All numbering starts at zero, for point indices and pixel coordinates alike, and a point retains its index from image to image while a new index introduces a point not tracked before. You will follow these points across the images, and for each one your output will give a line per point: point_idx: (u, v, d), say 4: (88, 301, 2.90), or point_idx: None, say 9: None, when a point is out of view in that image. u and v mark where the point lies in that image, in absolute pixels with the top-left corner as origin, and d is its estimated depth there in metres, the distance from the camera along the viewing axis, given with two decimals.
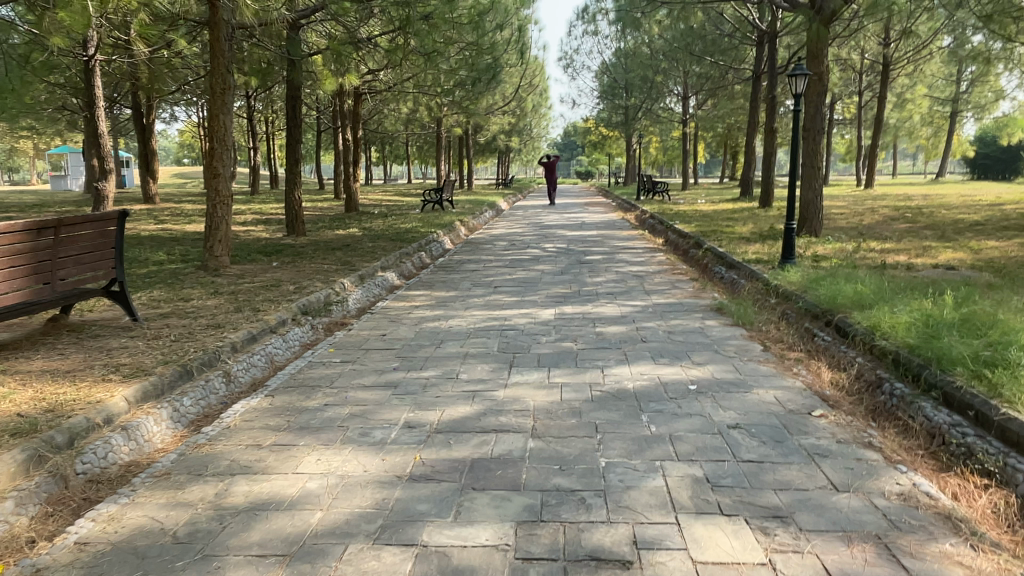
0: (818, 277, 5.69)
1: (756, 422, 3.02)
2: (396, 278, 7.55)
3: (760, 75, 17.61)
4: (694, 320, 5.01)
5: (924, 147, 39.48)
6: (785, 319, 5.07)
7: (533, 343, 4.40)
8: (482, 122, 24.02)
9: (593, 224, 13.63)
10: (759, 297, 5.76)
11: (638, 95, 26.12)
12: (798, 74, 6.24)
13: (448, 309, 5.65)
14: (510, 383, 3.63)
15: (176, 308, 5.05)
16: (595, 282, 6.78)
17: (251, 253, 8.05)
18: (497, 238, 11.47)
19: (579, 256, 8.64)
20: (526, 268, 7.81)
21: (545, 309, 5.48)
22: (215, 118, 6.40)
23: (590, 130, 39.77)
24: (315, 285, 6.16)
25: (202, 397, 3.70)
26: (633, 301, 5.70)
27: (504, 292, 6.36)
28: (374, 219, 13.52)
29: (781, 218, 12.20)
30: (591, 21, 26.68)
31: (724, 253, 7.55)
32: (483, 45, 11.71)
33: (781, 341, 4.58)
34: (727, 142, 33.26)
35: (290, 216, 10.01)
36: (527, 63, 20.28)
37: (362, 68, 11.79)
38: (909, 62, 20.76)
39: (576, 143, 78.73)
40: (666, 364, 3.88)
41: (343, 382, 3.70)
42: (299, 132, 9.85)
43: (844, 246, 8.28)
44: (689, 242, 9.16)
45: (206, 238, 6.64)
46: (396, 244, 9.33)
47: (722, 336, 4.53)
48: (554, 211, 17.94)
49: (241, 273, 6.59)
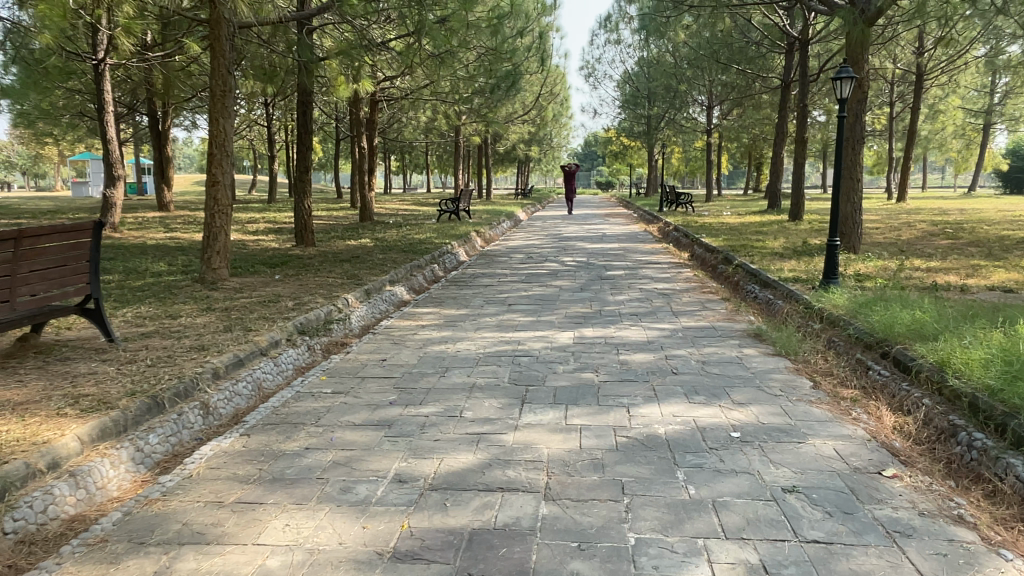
0: (867, 300, 5.14)
1: (816, 486, 2.49)
2: (405, 293, 7.13)
3: (787, 84, 17.09)
4: (730, 348, 4.49)
5: (954, 161, 38.51)
6: (833, 349, 4.52)
7: (549, 374, 3.91)
8: (502, 132, 23.69)
9: (615, 237, 13.16)
10: (799, 322, 5.23)
11: (661, 105, 25.65)
12: (843, 78, 5.74)
13: (458, 329, 5.18)
14: (522, 424, 3.13)
15: (161, 326, 4.64)
16: (618, 300, 6.29)
17: (255, 264, 7.67)
18: (513, 251, 11.03)
19: (600, 272, 8.13)
20: (543, 284, 7.33)
21: (563, 332, 4.99)
22: (215, 123, 5.99)
23: (611, 140, 39.38)
24: (316, 301, 5.73)
25: (173, 433, 3.27)
26: (660, 324, 5.18)
27: (519, 311, 5.89)
28: (389, 229, 13.16)
29: (813, 233, 11.61)
30: (614, 29, 26.34)
31: (757, 270, 7.03)
32: (503, 51, 11.33)
33: (830, 376, 4.04)
34: (751, 154, 32.58)
35: (298, 225, 9.63)
36: (548, 71, 19.92)
37: (378, 74, 11.45)
38: (943, 72, 20.08)
39: (596, 154, 78.43)
40: (701, 404, 3.36)
41: (330, 419, 3.23)
42: (310, 138, 9.48)
43: (887, 264, 7.71)
44: (717, 256, 8.65)
45: (204, 248, 6.24)
46: (408, 256, 8.92)
47: (764, 368, 4.00)
48: (574, 222, 17.49)
49: (239, 286, 6.18)
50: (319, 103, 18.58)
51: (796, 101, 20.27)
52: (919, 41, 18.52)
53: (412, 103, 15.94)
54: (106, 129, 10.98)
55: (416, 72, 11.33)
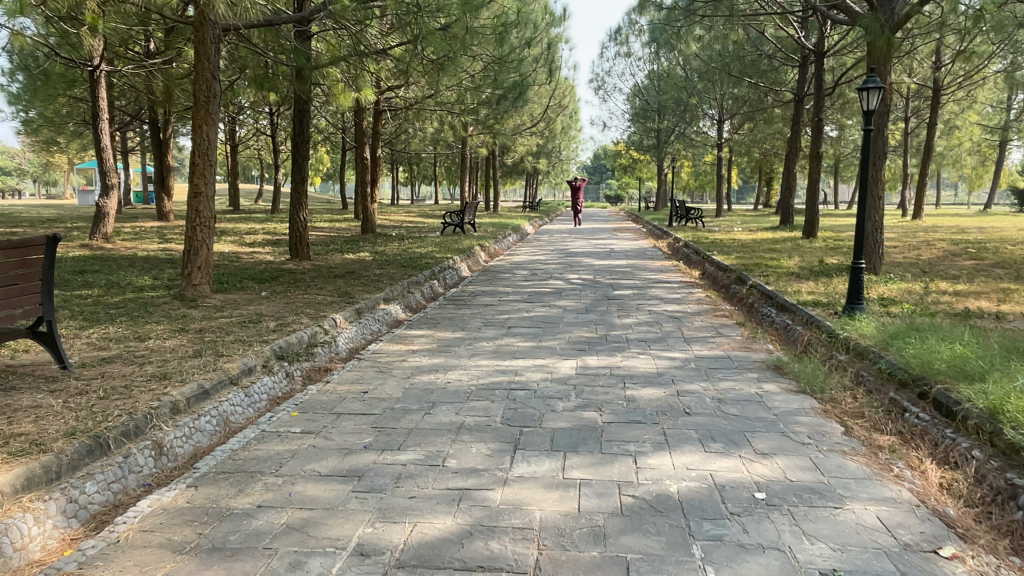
0: (897, 330, 4.70)
1: (861, 570, 2.07)
2: (400, 311, 6.76)
3: (801, 98, 16.72)
4: (748, 382, 4.05)
5: (967, 177, 38.05)
6: (862, 387, 4.08)
7: (547, 413, 3.47)
8: (510, 144, 23.40)
9: (623, 253, 12.76)
10: (822, 352, 4.81)
11: (671, 118, 25.31)
12: (871, 89, 5.33)
13: (450, 355, 4.76)
14: (514, 477, 2.70)
15: (125, 351, 4.26)
16: (626, 323, 5.87)
17: (243, 279, 7.31)
18: (517, 266, 10.64)
19: (607, 291, 7.72)
20: (545, 304, 6.92)
21: (563, 360, 4.57)
22: (199, 130, 5.65)
23: (621, 154, 39.08)
24: (300, 321, 5.36)
25: (116, 479, 2.88)
26: (671, 353, 4.74)
27: (519, 334, 5.47)
28: (390, 242, 12.81)
29: (830, 251, 11.16)
30: (625, 42, 26.10)
31: (774, 292, 6.62)
32: (509, 60, 11.01)
33: (861, 418, 3.60)
34: (762, 168, 32.19)
35: (293, 238, 9.28)
36: (556, 83, 19.62)
37: (380, 81, 11.14)
38: (960, 87, 19.67)
39: (605, 167, 78.36)
40: (719, 454, 2.94)
41: (293, 467, 2.83)
42: (307, 149, 9.15)
43: (912, 287, 7.26)
44: (730, 275, 8.25)
45: (184, 264, 5.87)
46: (406, 271, 8.56)
47: (787, 409, 3.56)
48: (581, 237, 17.11)
49: (221, 303, 5.81)
50: (324, 111, 18.34)
51: (809, 115, 19.88)
52: (936, 55, 18.11)
53: (417, 113, 15.65)
54: (100, 137, 10.65)
55: (419, 81, 11.00)
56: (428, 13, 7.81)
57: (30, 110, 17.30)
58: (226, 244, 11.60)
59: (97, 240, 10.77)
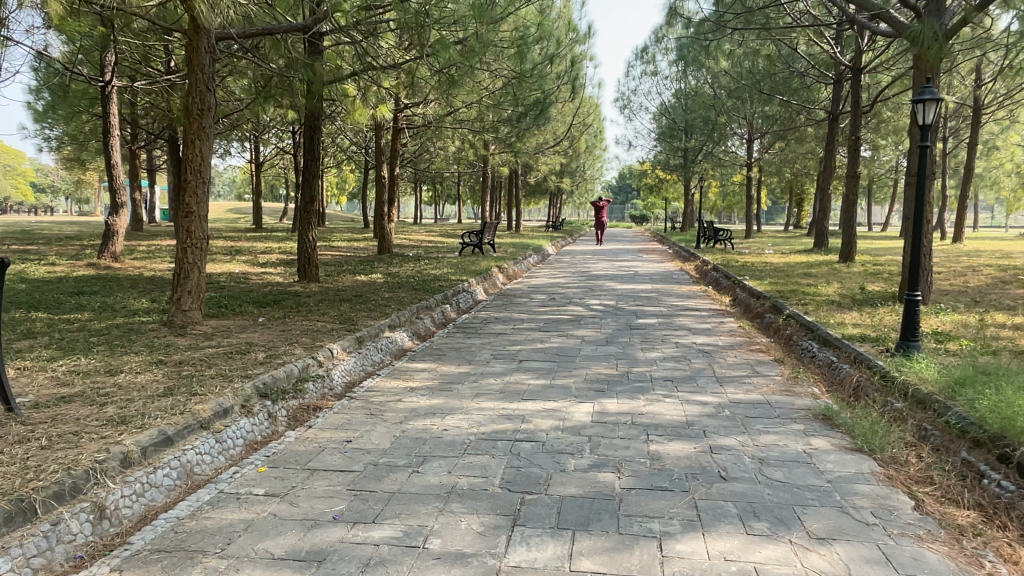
0: (963, 374, 4.09)
1: None
2: (406, 339, 6.30)
3: (835, 117, 16.12)
4: (793, 437, 3.48)
5: (1006, 200, 36.79)
6: (927, 444, 3.48)
7: (556, 474, 2.95)
8: (533, 163, 23.04)
9: (647, 276, 12.24)
10: (876, 398, 4.23)
11: (698, 137, 24.83)
12: (929, 100, 4.78)
13: (452, 394, 4.27)
14: (508, 568, 2.18)
15: (90, 389, 3.84)
16: (650, 357, 5.33)
17: (242, 303, 6.91)
18: (536, 289, 10.16)
19: (630, 320, 7.17)
20: (563, 333, 6.39)
21: (578, 403, 4.04)
22: (191, 145, 5.28)
23: (647, 174, 38.61)
24: (292, 352, 4.91)
25: (38, 552, 2.40)
26: (701, 396, 4.19)
27: (530, 369, 4.94)
28: (406, 262, 12.44)
29: (870, 277, 10.49)
30: (650, 61, 25.72)
31: (815, 324, 6.06)
32: (532, 76, 10.64)
33: (932, 487, 3.01)
34: (793, 189, 31.38)
35: (301, 259, 8.90)
36: (580, 100, 19.26)
37: (397, 97, 10.84)
38: (1002, 106, 18.88)
39: (630, 187, 78.00)
40: (764, 539, 2.38)
41: (242, 545, 2.34)
42: (318, 166, 8.79)
43: (968, 320, 6.65)
44: (764, 303, 7.70)
45: (174, 287, 5.48)
46: (418, 295, 8.12)
47: (841, 475, 3.00)
48: (605, 258, 16.58)
49: (212, 331, 5.39)
50: (345, 129, 18.17)
51: (843, 134, 19.22)
52: (977, 72, 17.38)
53: (437, 132, 15.38)
54: (111, 153, 10.47)
55: (436, 96, 10.67)
56: (442, 24, 7.47)
57: (55, 127, 17.41)
58: (237, 263, 11.30)
59: (106, 259, 10.54)
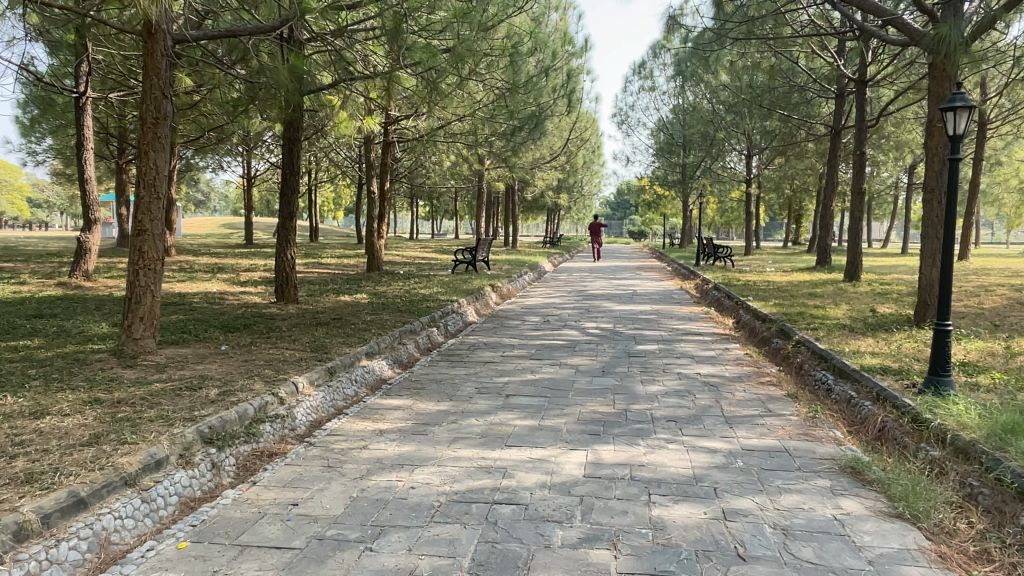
0: (1009, 419, 3.58)
1: None
2: (384, 368, 5.78)
3: (838, 132, 15.75)
4: (820, 499, 2.96)
5: (1007, 217, 36.38)
6: (976, 505, 2.96)
7: (538, 551, 2.44)
8: (529, 179, 22.62)
9: (646, 295, 11.74)
10: (907, 445, 3.72)
11: (697, 153, 24.49)
12: (960, 108, 4.33)
13: (425, 438, 3.75)
14: None
15: (3, 436, 3.33)
16: (651, 392, 4.81)
17: (209, 328, 6.39)
18: (529, 311, 9.66)
19: (627, 346, 6.64)
20: (555, 362, 5.85)
21: (568, 451, 3.50)
22: (144, 156, 4.81)
23: (645, 190, 38.30)
24: (250, 388, 4.39)
25: None
26: (710, 442, 3.66)
27: (517, 407, 4.39)
28: (395, 281, 11.91)
29: (879, 298, 10.02)
30: (648, 76, 25.47)
31: (829, 352, 5.56)
32: (525, 87, 10.21)
33: (993, 566, 2.48)
34: (792, 205, 31.04)
35: (279, 278, 8.39)
36: (577, 115, 18.91)
37: (385, 109, 10.42)
38: (1008, 121, 18.51)
39: (628, 203, 77.91)
40: None
41: None
42: (298, 180, 8.30)
43: (994, 346, 6.17)
44: (771, 327, 7.22)
45: (125, 313, 4.98)
46: (402, 317, 7.62)
47: (883, 553, 2.48)
48: (602, 276, 16.11)
49: (165, 362, 4.88)
50: (336, 143, 17.75)
51: (845, 149, 18.83)
52: (983, 87, 17.03)
53: (429, 145, 14.96)
54: (84, 167, 9.99)
55: (425, 108, 10.24)
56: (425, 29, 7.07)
57: (40, 140, 16.99)
58: (216, 282, 10.79)
59: (77, 278, 10.02)
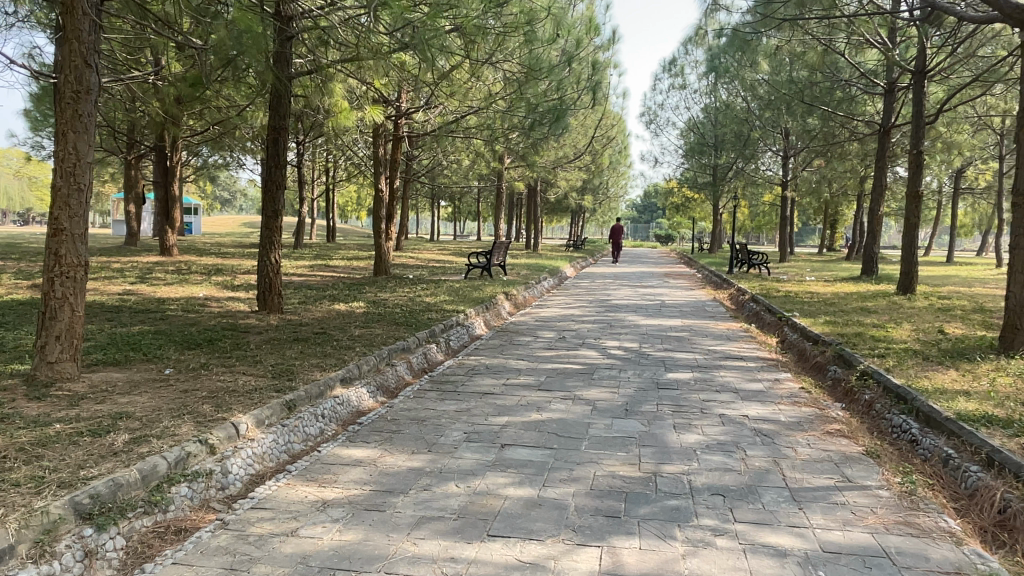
0: None
1: None
2: (363, 397, 4.79)
3: (887, 131, 14.50)
4: None
5: None
6: None
7: None
8: (552, 179, 21.61)
9: (676, 307, 10.67)
10: None
11: (729, 153, 23.33)
12: None
13: (379, 519, 2.74)
14: None
15: None
16: (689, 443, 3.77)
17: (164, 345, 5.46)
18: (546, 324, 8.64)
19: (656, 374, 5.60)
20: (567, 396, 4.80)
21: (574, 549, 2.48)
22: (61, 137, 3.91)
23: (673, 193, 37.02)
24: (175, 432, 3.43)
25: None
26: (778, 538, 2.60)
27: (513, 466, 3.36)
28: (401, 286, 10.97)
29: (943, 315, 8.80)
30: (679, 73, 24.27)
31: (909, 392, 4.45)
32: (545, 72, 9.15)
33: None
34: (829, 209, 29.53)
35: (262, 285, 7.47)
36: (603, 111, 17.88)
37: (388, 97, 9.48)
38: None
39: (654, 205, 76.63)
40: None
41: None
42: (284, 174, 7.35)
43: None
44: (825, 352, 6.12)
45: (39, 332, 4.09)
46: (396, 332, 6.65)
47: None
48: (627, 284, 14.98)
49: (81, 394, 3.95)
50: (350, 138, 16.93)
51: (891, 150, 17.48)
52: None
53: (442, 141, 14.02)
54: None
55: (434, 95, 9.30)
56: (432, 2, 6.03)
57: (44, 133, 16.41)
58: (205, 286, 9.95)
59: None
